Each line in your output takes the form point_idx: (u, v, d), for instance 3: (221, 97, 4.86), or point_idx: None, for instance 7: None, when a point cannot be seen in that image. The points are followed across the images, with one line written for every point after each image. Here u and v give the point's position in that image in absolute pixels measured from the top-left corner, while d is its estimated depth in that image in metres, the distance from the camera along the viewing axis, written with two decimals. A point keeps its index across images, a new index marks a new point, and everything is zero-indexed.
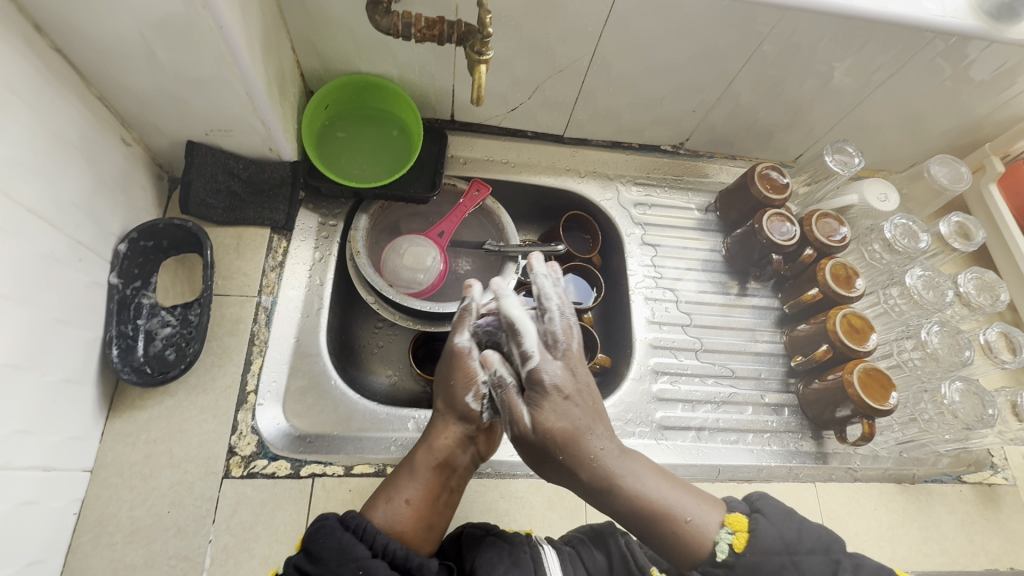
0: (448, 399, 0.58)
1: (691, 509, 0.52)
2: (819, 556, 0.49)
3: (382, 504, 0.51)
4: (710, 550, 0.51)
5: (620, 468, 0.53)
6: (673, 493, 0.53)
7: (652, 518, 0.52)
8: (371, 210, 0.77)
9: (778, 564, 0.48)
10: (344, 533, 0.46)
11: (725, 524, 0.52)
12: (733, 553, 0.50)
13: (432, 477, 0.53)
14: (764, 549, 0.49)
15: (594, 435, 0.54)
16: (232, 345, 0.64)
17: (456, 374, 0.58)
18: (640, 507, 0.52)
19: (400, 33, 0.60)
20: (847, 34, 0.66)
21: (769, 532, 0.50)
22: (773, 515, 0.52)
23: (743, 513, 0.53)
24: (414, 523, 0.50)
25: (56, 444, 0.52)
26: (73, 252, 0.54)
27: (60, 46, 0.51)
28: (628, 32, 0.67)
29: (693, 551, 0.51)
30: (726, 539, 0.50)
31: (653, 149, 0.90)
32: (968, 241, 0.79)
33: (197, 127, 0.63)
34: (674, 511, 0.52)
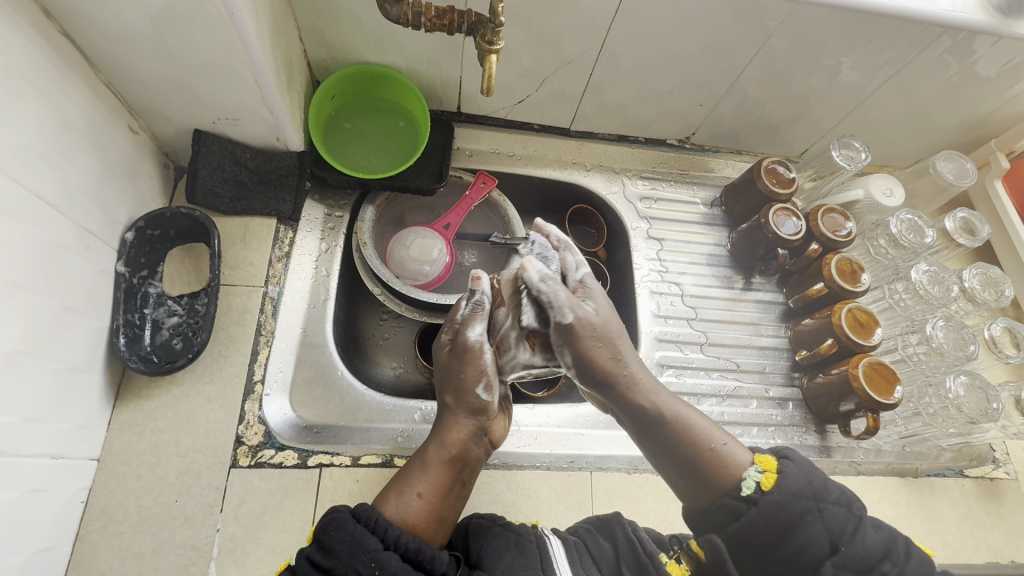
0: (457, 391, 0.57)
1: (724, 437, 0.54)
2: (842, 508, 0.47)
3: (393, 497, 0.50)
4: (737, 483, 0.50)
5: (657, 388, 0.56)
6: (705, 424, 0.54)
7: (689, 444, 0.53)
8: (377, 201, 0.77)
9: (802, 507, 0.47)
10: (356, 526, 0.46)
11: (754, 463, 0.51)
12: (758, 490, 0.49)
13: (444, 471, 0.53)
14: (793, 492, 0.48)
15: (632, 357, 0.56)
16: (238, 335, 0.64)
17: (467, 366, 0.57)
18: (676, 428, 0.54)
19: (411, 22, 0.59)
20: (856, 29, 0.66)
21: (797, 476, 0.49)
22: (802, 463, 0.50)
23: (772, 456, 0.52)
24: (425, 517, 0.50)
25: (64, 432, 0.52)
26: (80, 239, 0.54)
27: (68, 30, 0.51)
28: (638, 24, 0.66)
29: (722, 476, 0.51)
30: (753, 478, 0.50)
31: (659, 143, 0.90)
32: (973, 237, 0.79)
33: (203, 115, 0.63)
34: (705, 438, 0.53)
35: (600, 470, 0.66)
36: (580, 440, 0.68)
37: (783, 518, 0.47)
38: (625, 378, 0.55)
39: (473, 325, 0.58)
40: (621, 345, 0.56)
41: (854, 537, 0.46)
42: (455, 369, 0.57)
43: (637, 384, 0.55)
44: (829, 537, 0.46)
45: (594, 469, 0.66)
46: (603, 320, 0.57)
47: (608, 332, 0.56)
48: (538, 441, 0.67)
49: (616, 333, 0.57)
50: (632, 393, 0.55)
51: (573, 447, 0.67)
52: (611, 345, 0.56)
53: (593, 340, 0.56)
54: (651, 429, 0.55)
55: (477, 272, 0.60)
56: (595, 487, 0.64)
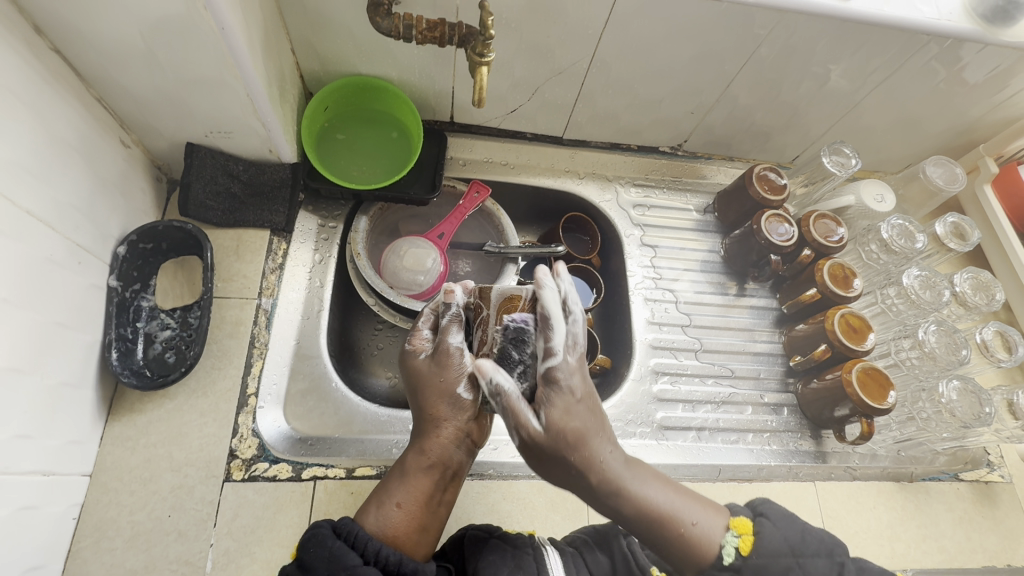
0: (439, 396, 0.55)
1: (694, 516, 0.52)
2: (822, 559, 0.48)
3: (373, 509, 0.50)
4: (718, 554, 0.49)
5: (624, 474, 0.52)
6: (672, 500, 0.52)
7: (659, 525, 0.50)
8: (371, 212, 0.77)
9: (784, 565, 0.47)
10: (334, 541, 0.45)
11: (730, 527, 0.51)
12: (739, 557, 0.49)
13: (424, 479, 0.52)
14: (772, 551, 0.48)
15: (599, 445, 0.51)
16: (232, 348, 0.64)
17: (446, 371, 0.55)
18: (642, 517, 0.51)
19: (402, 35, 0.60)
20: (843, 37, 0.67)
21: (773, 534, 0.49)
22: (777, 518, 0.50)
23: (748, 517, 0.52)
24: (406, 526, 0.49)
25: (56, 448, 0.51)
26: (72, 254, 0.54)
27: (59, 46, 0.51)
28: (628, 34, 0.67)
29: (697, 555, 0.50)
30: (732, 543, 0.50)
31: (651, 150, 0.91)
32: (963, 241, 0.80)
33: (196, 128, 0.63)
34: (675, 517, 0.51)
35: None
36: None
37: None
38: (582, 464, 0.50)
39: (449, 340, 0.56)
40: (587, 446, 0.51)
41: None
42: (434, 374, 0.56)
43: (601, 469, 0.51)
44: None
45: None
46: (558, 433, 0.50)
47: (568, 441, 0.50)
48: None
49: (581, 442, 0.50)
50: (595, 485, 0.51)
51: None
52: (581, 443, 0.50)
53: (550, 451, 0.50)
54: (616, 515, 0.52)
55: (447, 289, 0.57)
56: None
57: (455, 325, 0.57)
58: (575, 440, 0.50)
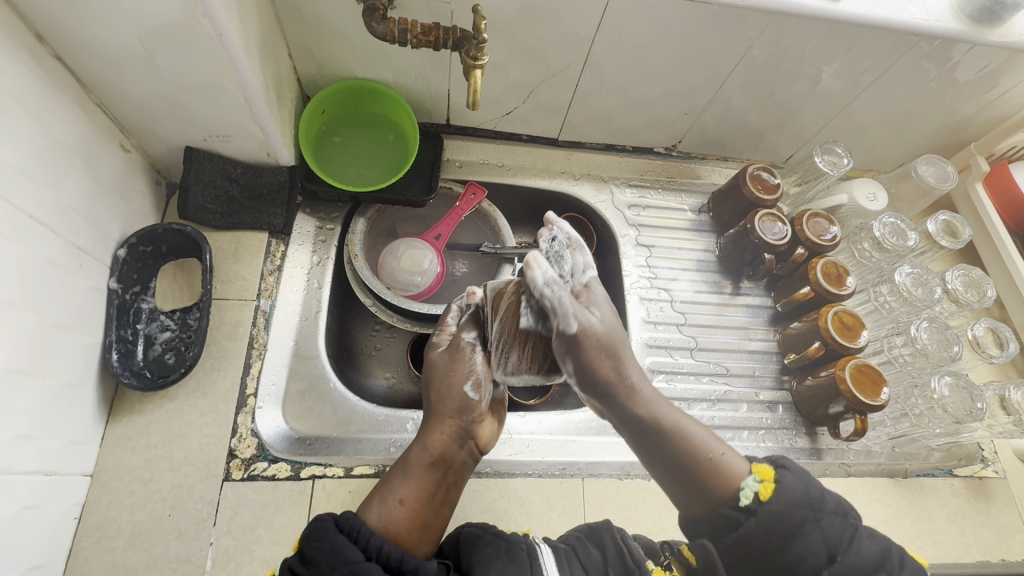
0: (446, 393, 0.57)
1: (722, 450, 0.52)
2: (838, 517, 0.47)
3: (376, 504, 0.51)
4: (736, 492, 0.49)
5: (657, 397, 0.53)
6: (702, 433, 0.53)
7: (688, 449, 0.51)
8: (368, 214, 0.78)
9: (801, 517, 0.47)
10: (336, 536, 0.46)
11: (753, 472, 0.51)
12: (756, 501, 0.48)
13: (427, 476, 0.53)
14: (792, 501, 0.47)
15: (633, 363, 0.52)
16: (231, 348, 0.65)
17: (455, 367, 0.58)
18: (676, 434, 0.52)
19: (397, 39, 0.61)
20: (834, 38, 0.68)
21: (795, 486, 0.48)
22: (798, 472, 0.50)
23: (768, 465, 0.51)
24: (407, 523, 0.50)
25: (57, 448, 0.52)
26: (73, 256, 0.55)
27: (60, 53, 0.52)
28: (620, 36, 0.68)
29: (716, 488, 0.50)
30: (752, 488, 0.49)
31: (646, 151, 0.91)
32: (955, 239, 0.80)
33: (195, 133, 0.64)
34: (704, 446, 0.52)
35: (592, 477, 0.66)
36: (573, 446, 0.69)
37: (782, 528, 0.47)
38: (626, 386, 0.51)
39: (466, 337, 0.59)
40: (627, 356, 0.52)
41: (850, 546, 0.46)
42: (442, 372, 0.59)
43: (640, 387, 0.52)
44: (825, 549, 0.46)
45: (586, 476, 0.66)
46: (606, 336, 0.50)
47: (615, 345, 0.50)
48: (531, 449, 0.68)
49: (623, 348, 0.51)
50: (632, 402, 0.52)
51: (565, 454, 0.68)
52: (615, 355, 0.50)
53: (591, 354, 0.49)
54: (649, 434, 0.52)
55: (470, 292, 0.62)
56: (587, 494, 0.65)
57: (471, 322, 0.61)
58: (615, 351, 0.50)
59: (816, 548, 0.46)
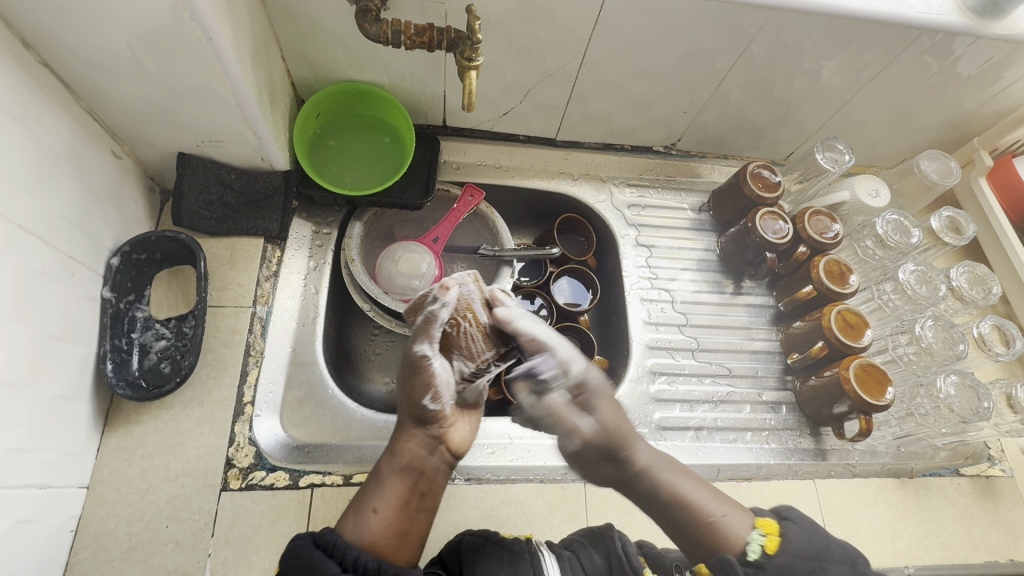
0: (409, 406, 0.54)
1: (724, 509, 0.53)
2: (845, 565, 0.47)
3: (350, 518, 0.50)
4: (741, 549, 0.49)
5: (664, 467, 0.56)
6: (705, 497, 0.54)
7: (690, 512, 0.53)
8: (365, 217, 0.77)
9: (807, 568, 0.47)
10: (314, 552, 0.45)
11: (756, 527, 0.51)
12: (764, 554, 0.48)
13: (399, 484, 0.52)
14: (797, 553, 0.48)
15: (639, 446, 0.56)
16: (227, 356, 0.64)
17: (413, 380, 0.54)
18: (682, 506, 0.53)
19: (391, 41, 0.60)
20: (834, 33, 0.67)
21: (799, 537, 0.49)
22: (802, 523, 0.51)
23: (773, 519, 0.52)
24: (384, 533, 0.49)
25: (52, 461, 0.52)
26: (66, 267, 0.54)
27: (48, 60, 0.51)
28: (617, 34, 0.67)
29: (721, 546, 0.50)
30: (757, 541, 0.49)
31: (645, 150, 0.90)
32: (959, 235, 0.79)
33: (187, 138, 0.63)
34: (705, 510, 0.52)
35: (594, 481, 0.66)
36: None
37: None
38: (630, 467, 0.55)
39: (422, 349, 0.53)
40: (630, 446, 0.55)
41: None
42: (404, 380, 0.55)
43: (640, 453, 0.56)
44: None
45: (588, 480, 0.66)
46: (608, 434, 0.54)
47: (616, 443, 0.54)
48: (532, 454, 0.67)
49: (625, 444, 0.55)
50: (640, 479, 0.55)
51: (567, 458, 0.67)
52: (621, 450, 0.55)
53: (598, 452, 0.55)
54: (653, 505, 0.55)
55: (444, 284, 0.54)
56: (589, 498, 0.64)
57: (429, 333, 0.53)
58: (614, 447, 0.55)
59: None
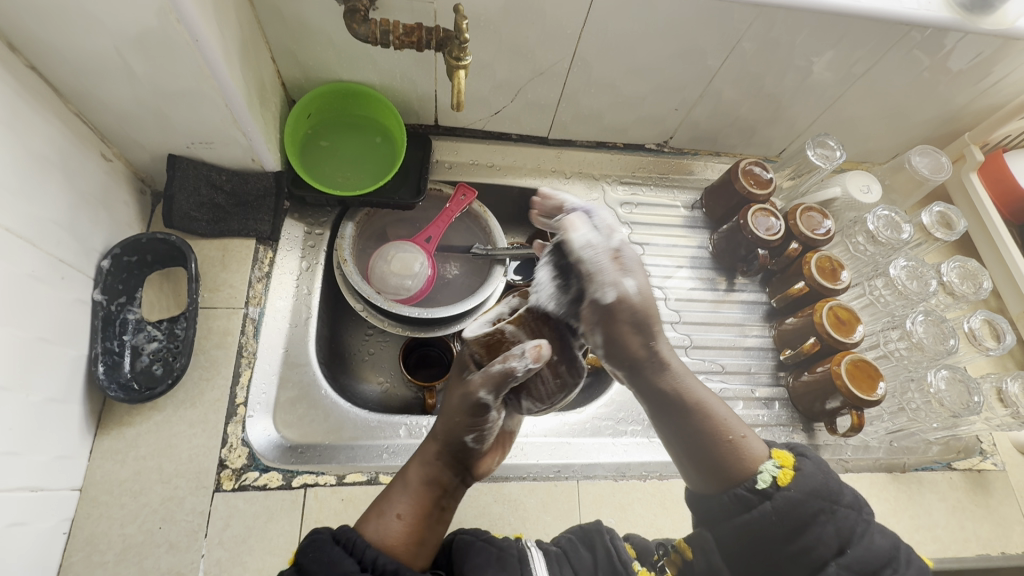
0: (446, 428, 0.51)
1: (744, 431, 0.50)
2: (853, 511, 0.46)
3: (374, 519, 0.49)
4: (753, 476, 0.48)
5: (683, 372, 0.51)
6: (726, 413, 0.51)
7: (710, 422, 0.50)
8: (357, 217, 0.77)
9: (815, 508, 0.45)
10: (334, 548, 0.45)
11: (773, 458, 0.49)
12: (774, 485, 0.47)
13: (425, 494, 0.50)
14: (811, 490, 0.46)
15: (663, 340, 0.51)
16: (219, 357, 0.64)
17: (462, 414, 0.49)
18: (699, 415, 0.50)
19: (379, 41, 0.60)
20: (823, 29, 0.67)
21: (814, 473, 0.47)
22: (819, 462, 0.49)
23: (789, 452, 0.50)
24: (406, 539, 0.48)
25: (43, 464, 0.52)
26: (55, 269, 0.54)
27: (35, 63, 0.51)
28: (607, 31, 0.67)
29: (737, 467, 0.48)
30: (770, 471, 0.47)
31: (637, 148, 0.91)
32: (950, 230, 0.79)
33: (177, 140, 0.63)
34: (726, 425, 0.50)
35: (586, 479, 0.66)
36: (567, 449, 0.69)
37: (797, 515, 0.45)
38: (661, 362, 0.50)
39: (487, 399, 0.47)
40: (656, 326, 0.50)
41: (862, 541, 0.44)
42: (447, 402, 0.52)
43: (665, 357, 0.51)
44: (837, 541, 0.44)
45: (580, 478, 0.66)
46: (643, 303, 0.48)
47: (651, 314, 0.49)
48: (525, 452, 0.67)
49: (657, 319, 0.49)
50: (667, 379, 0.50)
51: (560, 456, 0.68)
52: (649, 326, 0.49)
53: (632, 318, 0.48)
54: (670, 413, 0.50)
55: (540, 352, 0.45)
56: (582, 496, 0.64)
57: (498, 385, 0.47)
58: (644, 320, 0.49)
59: (828, 540, 0.44)
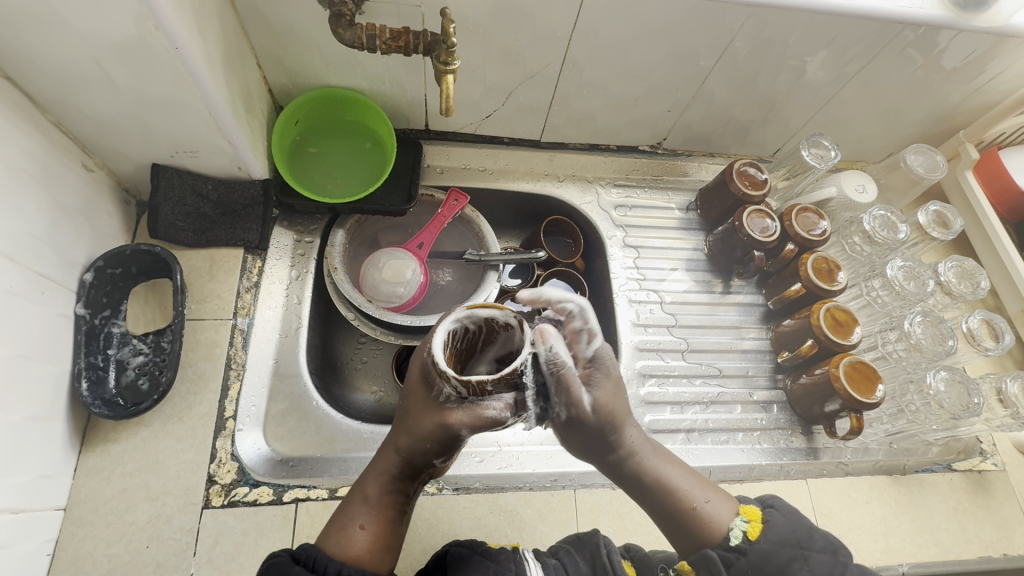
0: (412, 444, 0.48)
1: (708, 496, 0.52)
2: (827, 555, 0.47)
3: (337, 533, 0.48)
4: (724, 536, 0.49)
5: (644, 450, 0.51)
6: (687, 481, 0.52)
7: (673, 499, 0.51)
8: (348, 224, 0.76)
9: (789, 554, 0.46)
10: (294, 567, 0.44)
11: (741, 514, 0.51)
12: (745, 540, 0.49)
13: (388, 502, 0.50)
14: (781, 540, 0.47)
15: (627, 427, 0.50)
16: (207, 370, 0.63)
17: (431, 439, 0.47)
18: (664, 488, 0.51)
19: (365, 45, 0.59)
20: (816, 29, 0.66)
21: (783, 525, 0.49)
22: (786, 511, 0.51)
23: (757, 507, 0.52)
24: (372, 549, 0.48)
25: (25, 485, 0.50)
26: (35, 284, 0.53)
27: (10, 73, 0.50)
28: (598, 34, 0.66)
29: (703, 533, 0.50)
30: (740, 527, 0.50)
31: (631, 149, 0.90)
32: (946, 229, 0.79)
33: (161, 149, 0.62)
34: (687, 495, 0.51)
35: (584, 487, 0.65)
36: (564, 457, 0.67)
37: (772, 566, 0.46)
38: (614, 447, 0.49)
39: (465, 433, 0.45)
40: (618, 424, 0.49)
41: None
42: (415, 418, 0.48)
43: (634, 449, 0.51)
44: None
45: (578, 487, 0.65)
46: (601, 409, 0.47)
47: (609, 417, 0.47)
48: (521, 461, 0.66)
49: (616, 416, 0.48)
50: (624, 463, 0.51)
51: (557, 465, 0.66)
52: (606, 425, 0.48)
53: (588, 420, 0.48)
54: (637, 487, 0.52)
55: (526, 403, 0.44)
56: (579, 505, 0.63)
57: (478, 427, 0.44)
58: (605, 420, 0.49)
59: None
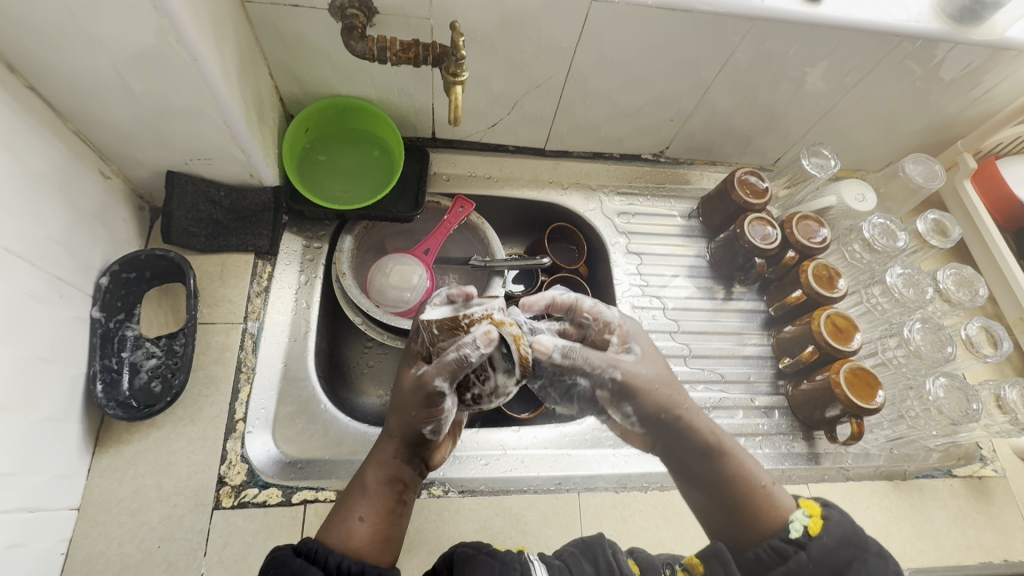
0: (405, 423, 0.52)
1: (772, 480, 0.53)
2: (881, 560, 0.47)
3: (336, 526, 0.49)
4: (784, 526, 0.49)
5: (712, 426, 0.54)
6: (754, 463, 0.54)
7: (740, 476, 0.52)
8: (355, 230, 0.77)
9: (849, 554, 0.46)
10: (295, 560, 0.45)
11: (800, 507, 0.51)
12: (806, 534, 0.48)
13: (384, 493, 0.51)
14: (842, 537, 0.47)
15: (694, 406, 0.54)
16: (218, 373, 0.64)
17: (416, 408, 0.51)
18: (730, 466, 0.53)
19: (377, 58, 0.61)
20: (815, 41, 0.68)
21: (843, 521, 0.48)
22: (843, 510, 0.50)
23: (814, 502, 0.52)
24: (371, 539, 0.49)
25: (41, 484, 0.51)
26: (54, 288, 0.54)
27: (34, 84, 0.51)
28: (602, 45, 0.67)
29: (768, 516, 0.50)
30: (800, 521, 0.49)
31: (634, 158, 0.91)
32: (945, 238, 0.80)
33: (176, 157, 0.63)
34: (754, 476, 0.53)
35: (588, 491, 0.66)
36: (568, 461, 0.68)
37: (834, 563, 0.46)
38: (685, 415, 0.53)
39: (439, 388, 0.50)
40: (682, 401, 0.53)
41: None
42: (398, 399, 0.53)
43: (697, 421, 0.54)
44: None
45: (582, 491, 0.66)
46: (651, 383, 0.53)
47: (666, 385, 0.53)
48: (526, 464, 0.67)
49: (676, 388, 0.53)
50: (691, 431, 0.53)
51: (561, 468, 0.67)
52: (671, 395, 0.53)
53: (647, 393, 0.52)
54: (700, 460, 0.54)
55: (490, 336, 0.49)
56: (583, 508, 0.64)
57: (452, 374, 0.49)
58: (671, 399, 0.53)
59: None
